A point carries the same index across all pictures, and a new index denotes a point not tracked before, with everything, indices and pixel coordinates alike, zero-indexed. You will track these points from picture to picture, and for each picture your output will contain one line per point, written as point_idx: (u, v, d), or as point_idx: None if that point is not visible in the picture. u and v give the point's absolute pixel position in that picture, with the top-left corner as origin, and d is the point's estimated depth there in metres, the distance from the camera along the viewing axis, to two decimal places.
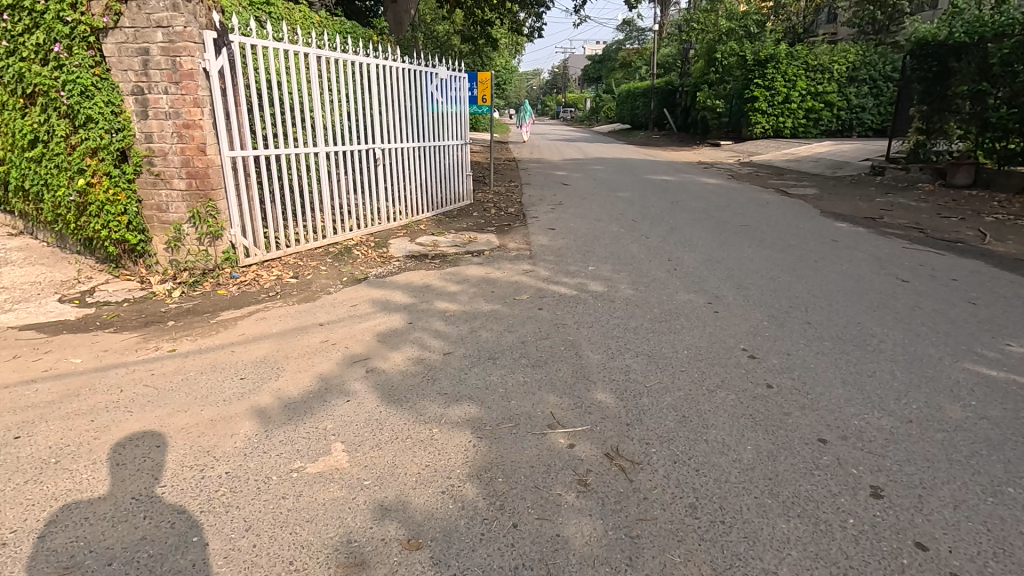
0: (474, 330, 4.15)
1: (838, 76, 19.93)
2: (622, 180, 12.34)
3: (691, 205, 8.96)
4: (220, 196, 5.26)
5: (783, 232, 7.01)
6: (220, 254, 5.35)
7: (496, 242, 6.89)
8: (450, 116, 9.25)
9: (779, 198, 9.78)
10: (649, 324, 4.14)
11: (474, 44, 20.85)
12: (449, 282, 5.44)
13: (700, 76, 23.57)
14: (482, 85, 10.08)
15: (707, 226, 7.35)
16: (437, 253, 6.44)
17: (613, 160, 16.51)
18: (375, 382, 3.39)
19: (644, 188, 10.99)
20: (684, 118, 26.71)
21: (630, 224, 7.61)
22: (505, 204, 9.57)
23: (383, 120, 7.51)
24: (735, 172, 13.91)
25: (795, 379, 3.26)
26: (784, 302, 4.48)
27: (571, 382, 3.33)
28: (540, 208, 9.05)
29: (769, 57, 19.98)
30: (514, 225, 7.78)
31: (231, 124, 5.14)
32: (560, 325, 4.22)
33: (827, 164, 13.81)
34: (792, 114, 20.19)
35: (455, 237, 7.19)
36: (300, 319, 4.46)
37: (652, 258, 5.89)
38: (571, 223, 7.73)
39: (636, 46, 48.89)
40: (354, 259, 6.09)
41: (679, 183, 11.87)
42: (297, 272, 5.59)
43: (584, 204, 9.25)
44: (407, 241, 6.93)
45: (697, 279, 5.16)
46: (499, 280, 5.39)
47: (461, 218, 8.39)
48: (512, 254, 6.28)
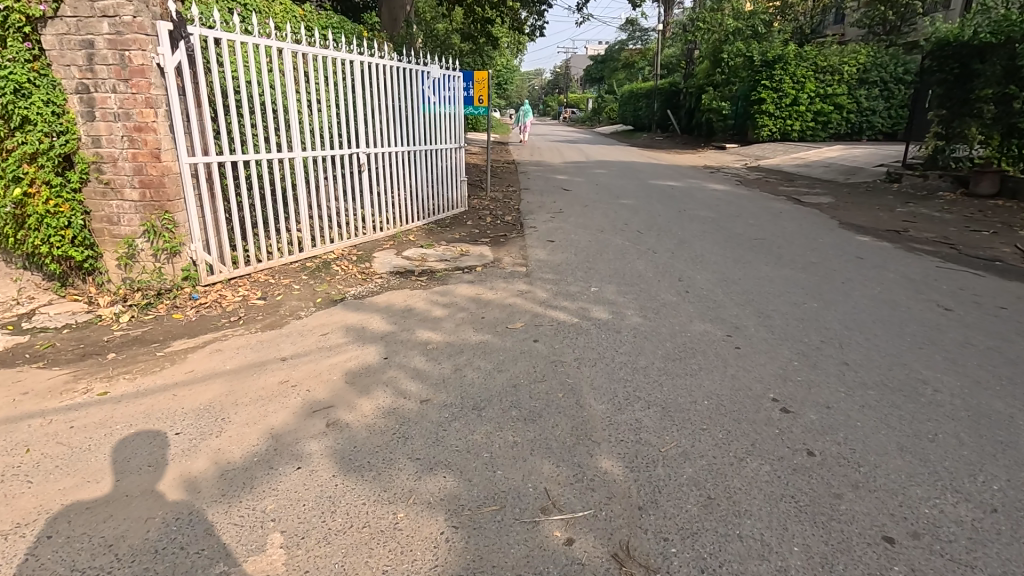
0: (458, 369, 3.59)
1: (848, 78, 19.33)
2: (626, 185, 11.76)
3: (700, 214, 8.38)
4: (178, 207, 4.71)
5: (802, 247, 6.44)
6: (178, 272, 4.80)
7: (489, 257, 6.32)
8: (444, 118, 8.69)
9: (793, 206, 9.21)
10: (661, 364, 3.57)
11: (474, 43, 20.28)
12: (435, 304, 4.88)
13: (705, 76, 23.03)
14: (478, 85, 9.53)
15: (719, 240, 6.78)
16: (424, 269, 5.88)
17: (616, 164, 15.94)
18: (336, 441, 2.84)
19: (649, 195, 10.41)
20: (688, 119, 26.13)
21: (635, 236, 7.03)
22: (502, 211, 9.01)
23: (370, 123, 6.95)
24: (744, 177, 13.35)
25: (841, 443, 2.70)
26: (815, 336, 3.91)
27: (570, 444, 2.77)
28: (539, 216, 8.48)
29: (777, 58, 19.41)
30: (509, 237, 7.21)
31: (192, 127, 4.59)
32: (559, 362, 3.66)
33: (839, 170, 13.23)
34: (800, 116, 19.60)
35: (445, 249, 6.63)
36: (260, 351, 3.90)
37: (660, 278, 5.32)
38: (571, 235, 7.16)
39: (639, 46, 48.35)
40: (332, 276, 5.53)
41: (686, 189, 11.28)
42: (266, 292, 5.04)
43: (586, 212, 8.67)
44: (393, 254, 6.36)
45: (713, 304, 4.59)
46: (490, 303, 4.83)
47: (454, 228, 7.82)
48: (507, 271, 5.71)
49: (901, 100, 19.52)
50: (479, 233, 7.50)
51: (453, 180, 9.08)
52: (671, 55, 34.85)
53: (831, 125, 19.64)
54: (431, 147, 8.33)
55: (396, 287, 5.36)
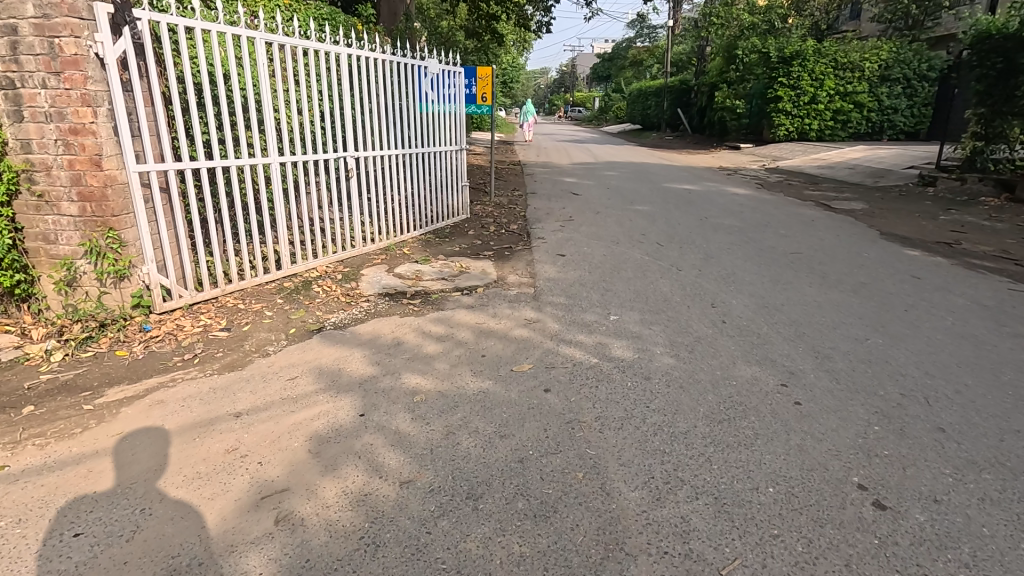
0: (450, 432, 2.88)
1: (869, 75, 18.47)
2: (640, 189, 11.01)
3: (724, 223, 7.63)
4: (126, 223, 4.00)
5: (847, 263, 5.69)
6: (127, 299, 4.10)
7: (492, 274, 5.60)
8: (444, 118, 7.99)
9: (825, 213, 8.44)
10: (704, 428, 2.85)
11: (479, 40, 19.59)
12: (428, 336, 4.16)
13: (718, 74, 22.21)
14: (482, 82, 8.82)
15: (751, 255, 6.03)
16: (417, 289, 5.16)
17: (627, 166, 15.18)
18: (282, 554, 2.12)
19: (666, 200, 9.66)
20: (700, 118, 25.33)
21: (655, 250, 6.29)
22: (506, 219, 8.28)
23: (361, 123, 6.27)
24: (764, 180, 12.57)
25: (969, 566, 1.98)
26: (890, 386, 3.18)
27: (596, 561, 2.05)
28: (547, 225, 7.75)
29: (795, 54, 18.57)
30: (515, 250, 6.48)
31: (144, 128, 3.90)
32: (577, 422, 2.95)
33: (866, 172, 12.43)
34: (818, 115, 18.76)
35: (441, 265, 5.91)
36: (210, 405, 3.19)
37: (690, 303, 4.59)
38: (584, 248, 6.43)
39: (647, 44, 47.44)
40: (310, 300, 4.81)
41: (705, 193, 10.53)
42: (232, 321, 4.33)
43: (599, 221, 7.94)
44: (383, 272, 5.64)
45: (757, 340, 3.85)
46: (493, 336, 4.11)
47: (455, 239, 7.10)
48: (512, 293, 4.99)
49: (924, 98, 18.64)
50: (481, 246, 6.78)
51: (454, 184, 8.37)
52: (682, 53, 34.03)
53: (851, 124, 18.79)
54: (430, 149, 7.64)
55: (384, 314, 4.64)
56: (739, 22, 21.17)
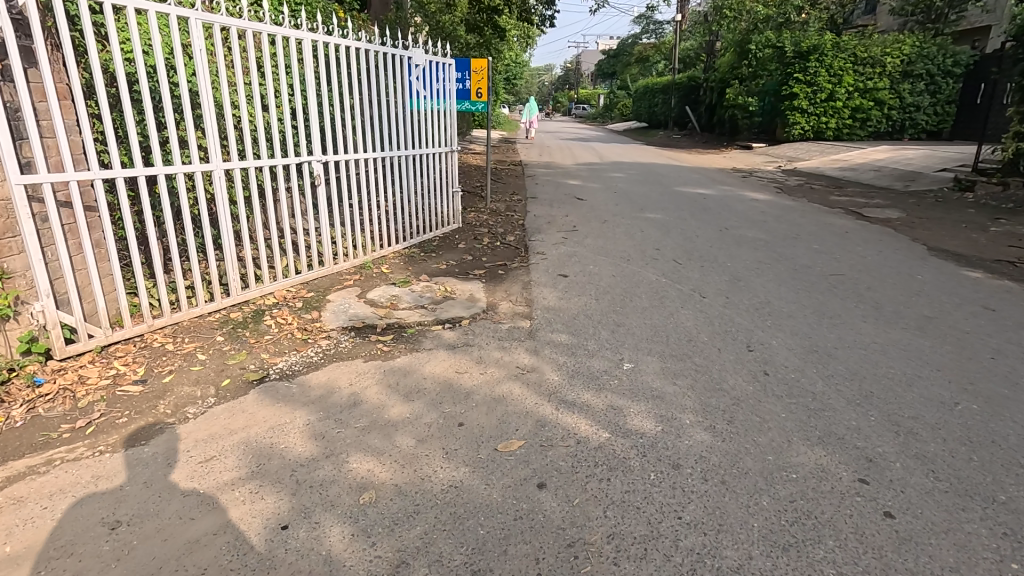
0: (403, 565, 2.04)
1: (890, 70, 17.51)
2: (650, 193, 10.13)
3: (748, 236, 6.76)
4: (10, 249, 3.17)
5: (902, 289, 4.81)
6: (14, 345, 3.24)
7: (481, 301, 4.74)
8: (433, 116, 7.12)
9: (859, 224, 7.55)
10: (764, 560, 2.01)
11: (480, 35, 18.71)
12: (394, 391, 3.32)
13: (729, 69, 21.24)
14: (476, 76, 7.95)
15: (784, 277, 5.16)
16: (390, 321, 4.30)
17: (635, 167, 14.29)
18: None
19: (680, 206, 8.79)
20: (709, 116, 24.37)
21: (672, 270, 5.43)
22: (502, 229, 7.42)
23: (335, 123, 5.41)
24: (783, 183, 11.66)
25: None
26: (1013, 489, 2.33)
27: None
28: (548, 237, 6.89)
29: (812, 48, 17.66)
30: (510, 268, 5.62)
31: (33, 129, 3.07)
32: (582, 546, 2.11)
33: (894, 175, 11.52)
34: (836, 113, 17.81)
35: (421, 288, 5.03)
36: (79, 512, 2.33)
37: (721, 346, 3.73)
38: (589, 266, 5.57)
39: (653, 40, 46.43)
40: (257, 338, 3.96)
41: (721, 198, 9.63)
42: (153, 368, 3.48)
43: (606, 232, 7.08)
44: (352, 297, 4.78)
45: (815, 405, 2.99)
46: (476, 391, 3.27)
47: (442, 254, 6.23)
48: (503, 328, 4.15)
49: (948, 95, 17.67)
50: (472, 263, 5.91)
51: (445, 190, 7.50)
52: (689, 48, 33.03)
53: (870, 123, 17.85)
54: (417, 151, 6.75)
55: (345, 357, 3.78)
56: (753, 14, 20.19)
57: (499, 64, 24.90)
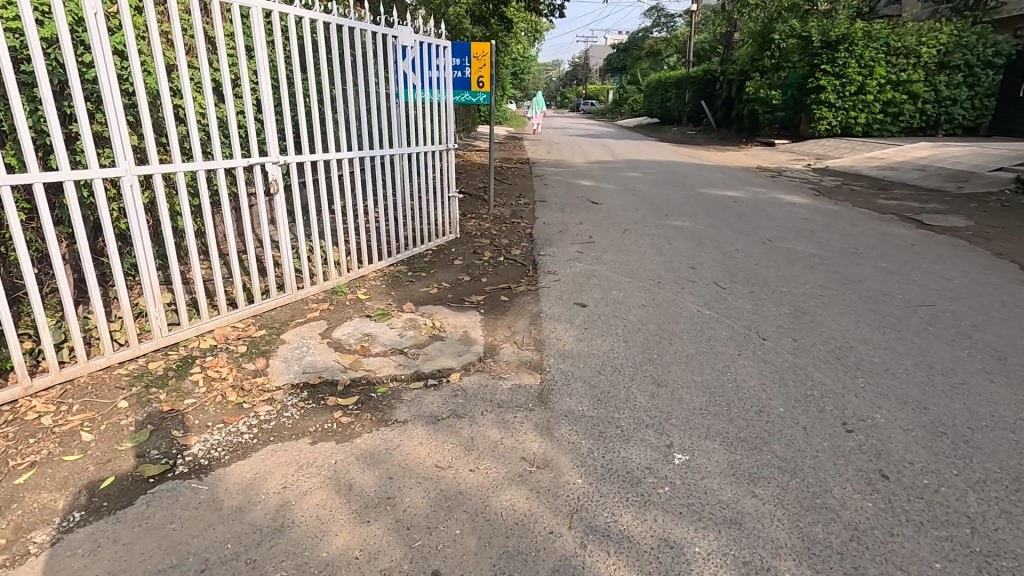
0: None
1: (925, 61, 16.29)
2: (672, 196, 9.04)
3: (798, 251, 5.69)
4: None
5: (1019, 328, 3.74)
6: None
7: (479, 343, 3.69)
8: (426, 108, 6.05)
9: (924, 234, 6.46)
10: None
11: (486, 27, 17.62)
12: (346, 500, 2.28)
13: (749, 62, 20.03)
14: (476, 61, 6.89)
15: (860, 309, 4.10)
16: (356, 376, 3.26)
17: (652, 165, 13.19)
18: None
19: (709, 212, 7.71)
20: (726, 111, 23.16)
21: (717, 298, 4.37)
22: (507, 241, 6.36)
23: (299, 116, 4.38)
24: (819, 184, 10.55)
25: None
26: None
27: None
28: (561, 251, 5.85)
29: (841, 38, 16.47)
30: (515, 295, 4.58)
31: None
32: None
33: (942, 175, 10.38)
34: (866, 108, 16.63)
35: (402, 323, 4.00)
36: None
37: (807, 422, 2.70)
38: (613, 292, 4.53)
39: (664, 34, 45.14)
40: (173, 405, 2.93)
41: (753, 202, 8.54)
42: (9, 458, 2.47)
43: (628, 244, 6.03)
44: (313, 338, 3.74)
45: (980, 546, 1.96)
46: (464, 502, 2.24)
47: (434, 273, 5.19)
48: (505, 388, 3.11)
49: (988, 87, 16.44)
50: (469, 285, 4.87)
51: (441, 195, 6.43)
52: (703, 41, 31.82)
53: (902, 118, 16.66)
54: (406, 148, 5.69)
55: (288, 437, 2.75)
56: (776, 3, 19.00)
57: (506, 58, 23.80)
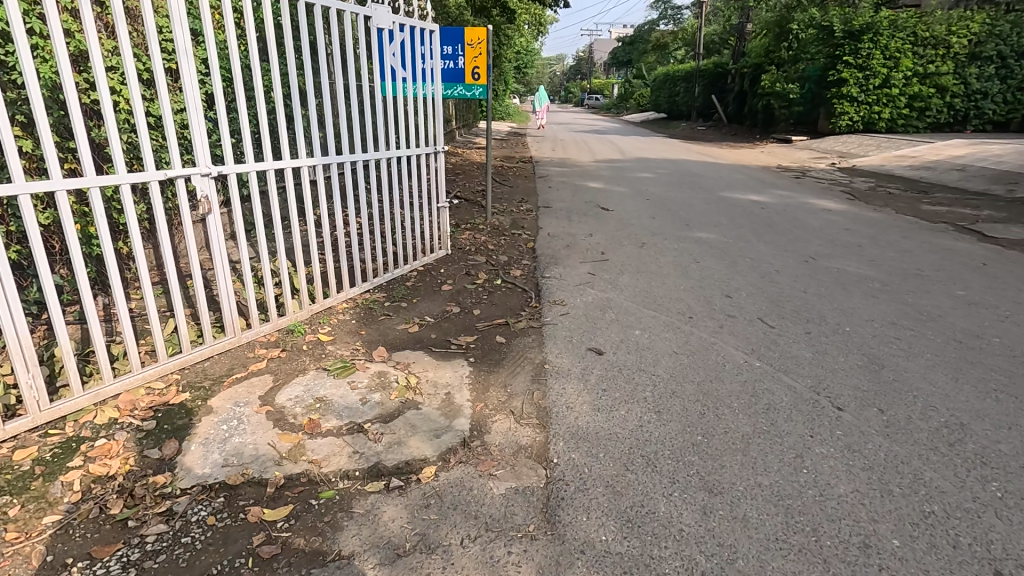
0: None
1: (955, 51, 15.32)
2: (691, 201, 8.14)
3: (850, 272, 4.81)
4: None
5: None
6: None
7: (465, 413, 2.81)
8: (409, 103, 5.14)
9: (990, 249, 5.57)
10: None
11: (487, 17, 16.68)
12: None
13: (764, 53, 19.04)
14: (470, 49, 6.00)
15: (953, 360, 3.23)
16: (293, 473, 2.38)
17: (665, 164, 12.28)
18: None
19: (735, 220, 6.83)
20: (739, 106, 22.18)
21: (766, 343, 3.49)
22: (506, 259, 5.46)
23: (243, 115, 3.43)
24: (850, 186, 9.64)
25: None
26: None
27: None
28: (569, 271, 4.98)
29: (865, 28, 15.49)
30: (514, 338, 3.70)
31: None
32: None
33: (987, 176, 9.47)
34: (890, 102, 15.67)
35: (367, 381, 3.11)
36: None
37: (942, 571, 1.83)
38: (635, 333, 3.67)
39: (672, 26, 44.06)
40: (24, 529, 2.06)
41: (783, 208, 7.63)
42: None
43: (648, 263, 5.15)
44: (249, 407, 2.86)
45: None
46: None
47: (417, 303, 4.30)
48: (496, 495, 2.24)
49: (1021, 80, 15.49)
50: (458, 322, 3.99)
51: (429, 205, 5.48)
52: (714, 34, 30.81)
53: (929, 113, 15.70)
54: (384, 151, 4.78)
55: None
56: None
57: (509, 51, 22.84)
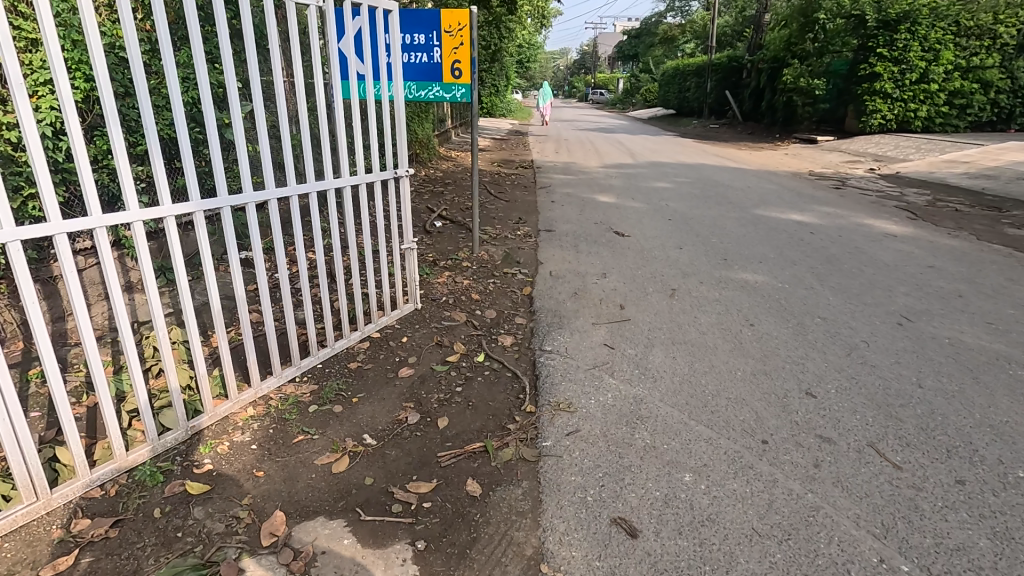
0: None
1: (1003, 42, 13.83)
2: (723, 222, 6.79)
3: (969, 345, 3.47)
4: None
5: None
6: None
7: None
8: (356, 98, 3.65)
9: None
10: None
11: (488, 8, 15.30)
12: None
13: (785, 45, 17.56)
14: (448, 37, 4.62)
15: None
16: None
17: (682, 171, 10.93)
18: None
19: (784, 252, 5.48)
20: (756, 102, 20.72)
21: (903, 510, 2.15)
22: (497, 318, 4.10)
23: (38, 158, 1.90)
24: (903, 199, 8.26)
25: None
26: None
27: None
28: (580, 341, 3.64)
29: (901, 16, 14.03)
30: (496, 489, 2.35)
31: None
32: None
33: None
34: (928, 98, 14.24)
35: None
36: None
37: None
38: (685, 481, 2.33)
39: (680, 18, 42.46)
40: None
41: (837, 233, 6.27)
42: None
43: (685, 328, 3.81)
44: None
45: None
46: None
47: (358, 405, 2.96)
48: None
49: None
50: (414, 447, 2.63)
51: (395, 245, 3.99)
52: (726, 26, 29.31)
53: (972, 110, 14.24)
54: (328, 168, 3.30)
55: None
56: None
57: (511, 45, 21.45)
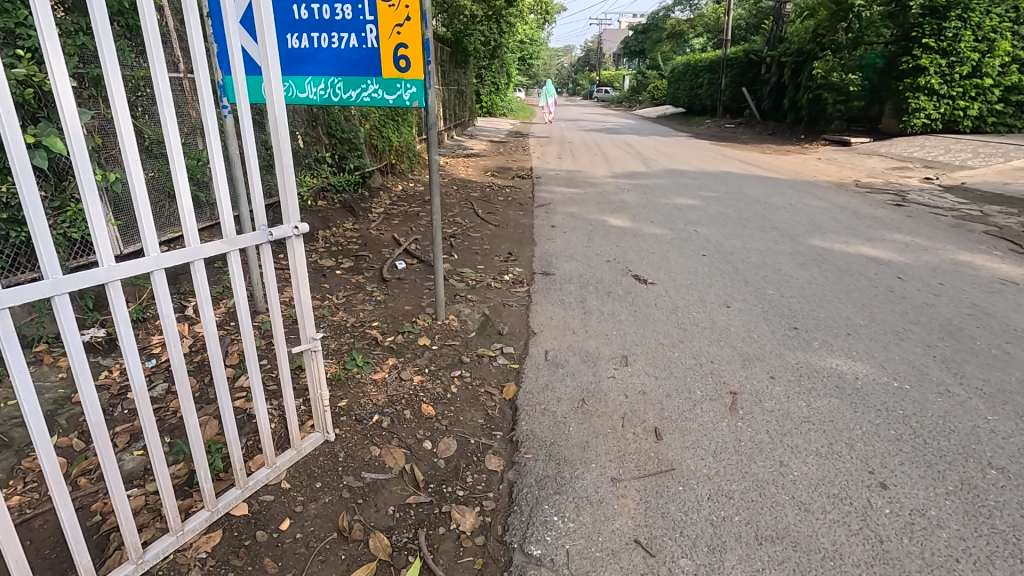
0: None
1: None
2: (774, 258, 5.21)
3: None
4: None
5: None
6: None
7: None
8: (206, 79, 1.77)
9: None
10: None
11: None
12: None
13: (812, 37, 15.89)
14: (387, 8, 2.97)
15: None
16: None
17: (705, 182, 9.34)
18: None
19: (876, 314, 3.90)
20: (776, 98, 19.03)
21: None
22: (454, 459, 2.53)
23: None
24: (992, 220, 6.63)
25: None
26: None
27: None
28: (591, 528, 2.09)
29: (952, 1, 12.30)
30: None
31: None
32: None
33: None
34: (979, 94, 12.58)
35: None
36: None
37: None
38: None
39: (689, 12, 40.70)
40: None
41: (934, 276, 4.69)
42: None
43: (769, 491, 2.25)
44: None
45: None
46: None
47: None
48: None
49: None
50: None
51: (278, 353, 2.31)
52: (739, 17, 27.59)
53: None
54: (98, 236, 1.59)
55: None
56: None
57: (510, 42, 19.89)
